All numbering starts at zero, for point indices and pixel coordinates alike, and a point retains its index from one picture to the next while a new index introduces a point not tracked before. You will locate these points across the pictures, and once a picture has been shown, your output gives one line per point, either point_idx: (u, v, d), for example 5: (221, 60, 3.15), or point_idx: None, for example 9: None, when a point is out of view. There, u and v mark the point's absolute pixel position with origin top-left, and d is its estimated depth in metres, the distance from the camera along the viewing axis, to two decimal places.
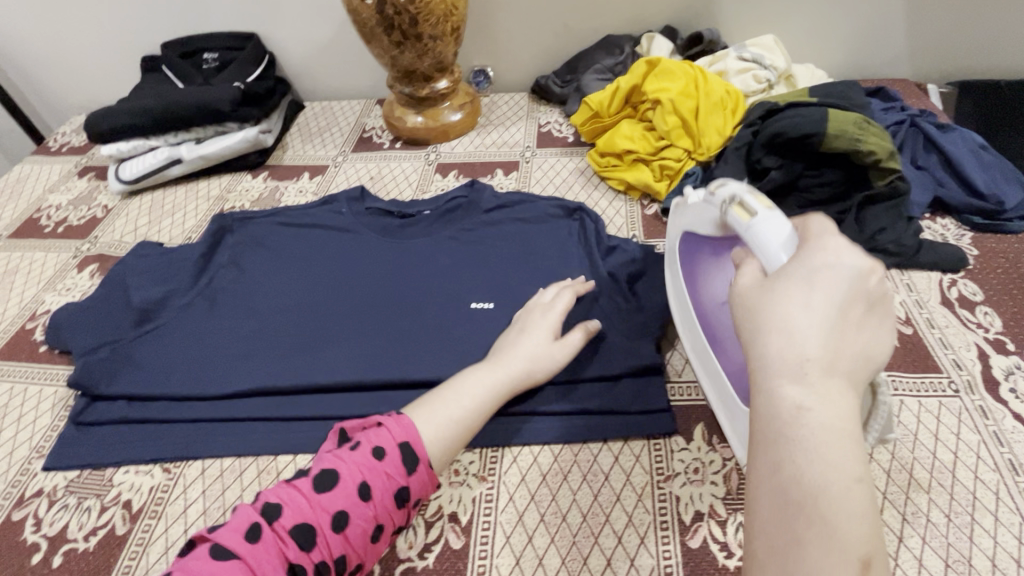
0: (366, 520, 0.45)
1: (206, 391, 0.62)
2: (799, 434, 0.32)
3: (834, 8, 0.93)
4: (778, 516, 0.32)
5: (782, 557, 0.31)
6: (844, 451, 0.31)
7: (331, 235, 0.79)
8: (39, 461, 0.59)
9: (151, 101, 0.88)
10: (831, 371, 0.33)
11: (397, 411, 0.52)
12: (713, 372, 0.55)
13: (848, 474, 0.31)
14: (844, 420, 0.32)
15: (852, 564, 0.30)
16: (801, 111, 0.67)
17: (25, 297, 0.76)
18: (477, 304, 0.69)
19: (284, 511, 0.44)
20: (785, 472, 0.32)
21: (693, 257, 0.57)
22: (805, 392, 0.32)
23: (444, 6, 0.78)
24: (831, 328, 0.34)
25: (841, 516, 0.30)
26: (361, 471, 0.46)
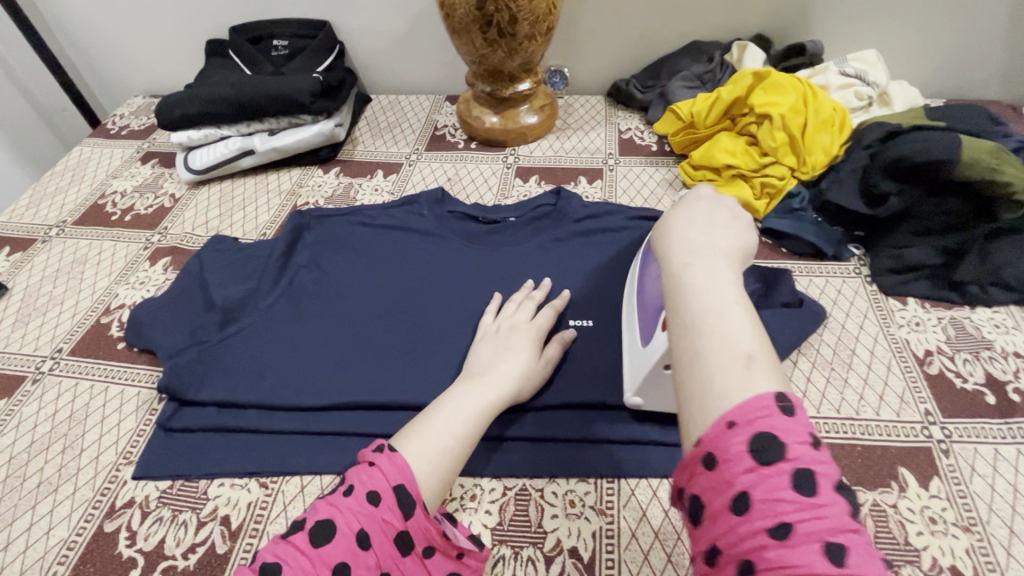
0: (370, 569, 0.39)
1: (299, 401, 0.59)
2: (687, 280, 0.39)
3: (937, 21, 0.89)
4: (681, 343, 0.36)
5: (689, 375, 0.35)
6: (721, 285, 0.38)
7: (414, 238, 0.76)
8: (128, 468, 0.56)
9: (224, 88, 0.84)
10: (710, 246, 0.42)
11: (390, 446, 0.46)
12: (631, 324, 0.59)
13: (728, 299, 0.37)
14: (722, 270, 0.39)
15: (736, 358, 0.34)
16: (928, 135, 0.64)
17: (97, 289, 0.73)
18: (574, 322, 0.65)
19: (281, 570, 0.37)
20: (679, 308, 0.38)
21: (649, 233, 0.62)
22: (686, 257, 0.41)
23: (545, 4, 0.75)
24: (705, 226, 0.44)
25: (727, 328, 0.35)
26: (359, 518, 0.40)
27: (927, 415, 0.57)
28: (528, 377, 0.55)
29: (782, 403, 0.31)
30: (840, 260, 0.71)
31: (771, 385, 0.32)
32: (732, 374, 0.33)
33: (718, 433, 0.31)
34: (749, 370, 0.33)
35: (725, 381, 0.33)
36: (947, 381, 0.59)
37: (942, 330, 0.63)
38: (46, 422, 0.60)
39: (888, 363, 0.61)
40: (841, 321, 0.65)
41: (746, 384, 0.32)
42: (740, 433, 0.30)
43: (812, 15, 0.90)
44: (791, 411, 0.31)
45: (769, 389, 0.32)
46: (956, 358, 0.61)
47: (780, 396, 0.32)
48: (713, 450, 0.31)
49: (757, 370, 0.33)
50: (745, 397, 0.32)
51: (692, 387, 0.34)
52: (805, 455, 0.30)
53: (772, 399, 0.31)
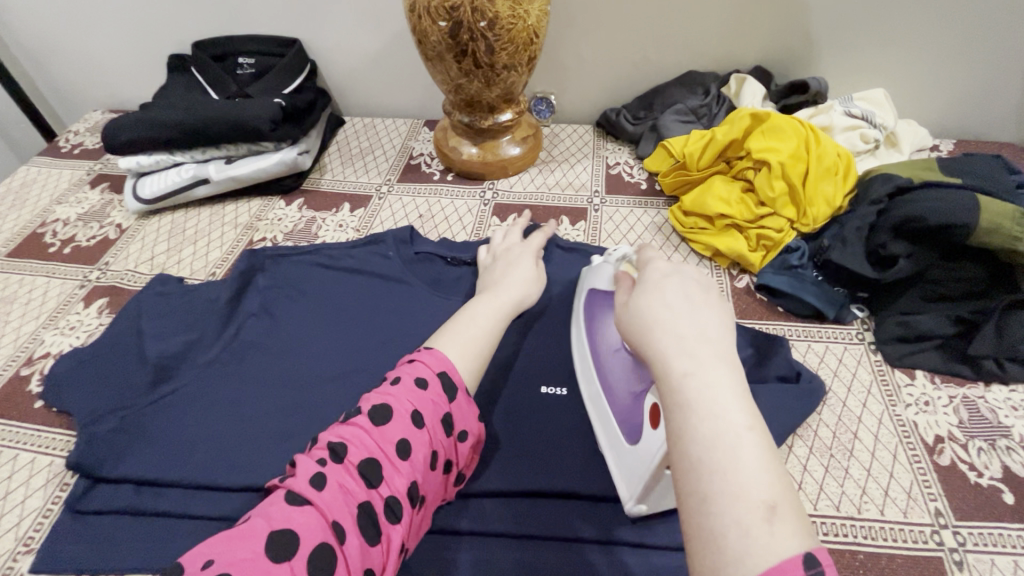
0: (426, 446, 0.42)
1: (231, 480, 0.52)
2: (689, 398, 0.32)
3: (950, 60, 0.83)
4: (688, 480, 0.30)
5: (700, 525, 0.29)
6: (729, 405, 0.32)
7: (376, 283, 0.69)
8: (26, 558, 0.49)
9: (178, 112, 0.78)
10: (705, 343, 0.35)
11: (426, 345, 0.48)
12: (602, 415, 0.53)
13: (737, 424, 0.31)
14: (725, 378, 0.33)
15: (753, 510, 0.28)
16: (941, 193, 0.58)
17: (21, 335, 0.66)
18: (548, 388, 0.59)
19: (350, 449, 0.39)
20: (683, 437, 0.32)
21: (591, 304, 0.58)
22: (685, 362, 0.34)
23: (525, 33, 0.69)
24: (692, 313, 0.37)
25: (741, 468, 0.29)
26: (413, 400, 0.42)
27: (938, 516, 0.50)
28: (534, 282, 0.60)
29: (809, 566, 0.26)
30: (842, 323, 0.65)
31: (797, 541, 0.27)
32: (752, 531, 0.27)
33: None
34: (771, 525, 0.27)
35: (744, 538, 0.27)
36: (959, 475, 0.53)
37: (953, 412, 0.57)
38: None
39: (894, 450, 0.55)
40: (842, 398, 0.59)
41: (773, 544, 0.27)
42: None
43: (815, 49, 0.84)
44: (822, 575, 0.26)
45: (797, 547, 0.27)
46: (970, 446, 0.54)
47: (808, 555, 0.26)
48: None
49: (781, 522, 0.28)
50: (768, 561, 0.26)
51: (705, 544, 0.28)
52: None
53: (799, 561, 0.26)
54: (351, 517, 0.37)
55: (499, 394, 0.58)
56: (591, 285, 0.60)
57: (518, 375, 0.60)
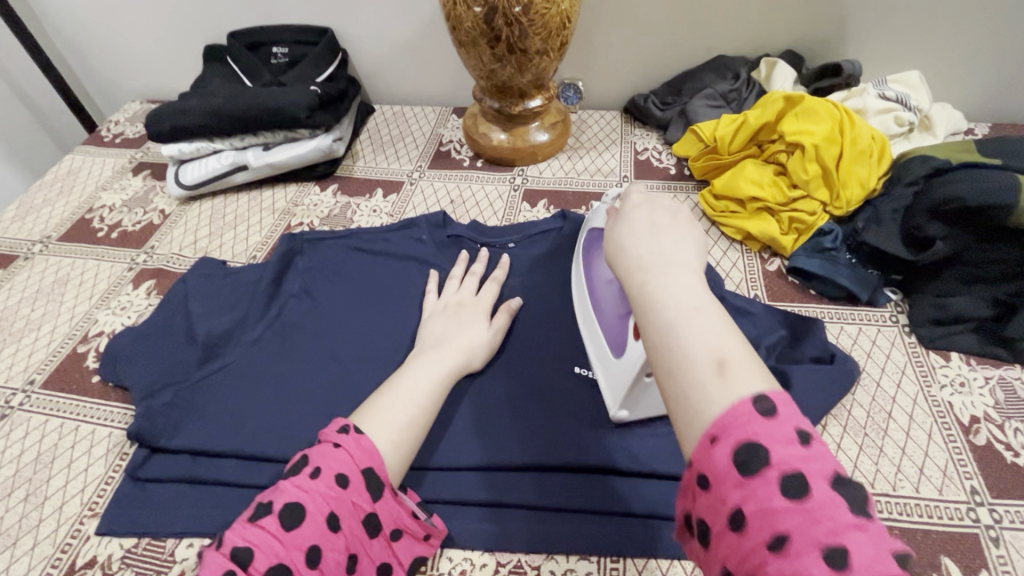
0: (339, 552, 0.40)
1: (279, 452, 0.54)
2: (647, 298, 0.34)
3: (989, 43, 0.81)
4: (654, 365, 0.32)
5: (669, 400, 0.31)
6: (681, 293, 0.33)
7: (410, 266, 0.71)
8: (92, 521, 0.52)
9: (218, 100, 0.80)
10: (661, 252, 0.37)
11: (356, 425, 0.46)
12: (593, 336, 0.59)
13: (687, 304, 0.33)
14: (682, 274, 0.35)
15: (706, 369, 0.30)
16: (981, 175, 0.58)
17: (76, 314, 0.69)
18: (581, 370, 0.60)
19: (255, 555, 0.38)
20: (645, 329, 0.34)
21: (589, 239, 0.64)
22: (643, 272, 0.36)
23: (558, 18, 0.70)
24: (650, 231, 0.39)
25: (694, 338, 0.31)
26: (329, 501, 0.41)
27: (974, 494, 0.50)
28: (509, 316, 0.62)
29: (761, 406, 0.28)
30: (875, 305, 0.65)
31: (751, 386, 0.29)
32: (707, 388, 0.29)
33: (701, 450, 0.29)
34: (721, 377, 0.29)
35: (703, 396, 0.29)
36: (995, 454, 0.53)
37: (989, 393, 0.57)
38: (11, 464, 0.56)
39: (929, 429, 0.55)
40: (876, 378, 0.59)
41: (726, 395, 0.29)
42: (723, 446, 0.28)
43: (847, 32, 0.83)
44: (775, 411, 0.28)
45: (748, 391, 0.29)
46: (1006, 427, 0.54)
47: (758, 398, 0.28)
48: (703, 470, 0.28)
49: (732, 376, 0.29)
50: (722, 408, 0.29)
51: (673, 409, 0.31)
52: (791, 456, 0.27)
53: (749, 403, 0.28)
54: None
55: (535, 372, 0.59)
56: (590, 225, 0.65)
57: (553, 356, 0.61)
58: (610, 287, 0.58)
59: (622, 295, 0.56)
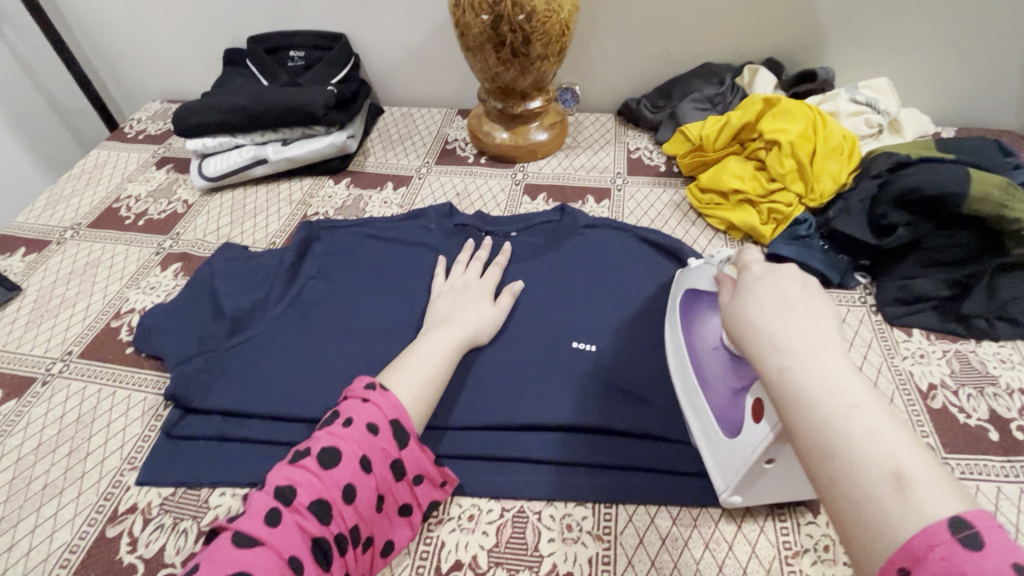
0: (371, 490, 0.46)
1: (302, 413, 0.59)
2: (793, 390, 0.35)
3: (952, 53, 0.89)
4: (816, 470, 0.33)
5: (838, 511, 0.32)
6: (834, 390, 0.34)
7: (419, 251, 0.76)
8: (131, 473, 0.57)
9: (241, 99, 0.86)
10: (800, 333, 0.37)
11: (381, 385, 0.52)
12: (698, 410, 0.55)
13: (844, 403, 0.33)
14: (833, 367, 0.35)
15: (883, 485, 0.30)
16: (937, 168, 0.65)
17: (108, 293, 0.74)
18: (578, 343, 0.65)
19: (298, 490, 0.44)
20: (799, 428, 0.34)
21: (690, 301, 0.61)
22: (782, 356, 0.36)
23: (558, 26, 0.76)
24: (784, 307, 0.39)
25: (861, 447, 0.31)
26: (362, 446, 0.47)
27: (929, 449, 0.56)
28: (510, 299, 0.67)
29: (961, 535, 0.27)
30: (846, 288, 0.71)
31: (942, 508, 0.28)
32: (887, 506, 0.30)
33: None
34: (901, 495, 0.30)
35: (883, 514, 0.29)
36: (950, 416, 0.59)
37: (946, 363, 0.63)
38: (54, 425, 0.61)
39: (891, 394, 0.61)
40: (845, 351, 0.65)
41: (910, 516, 0.29)
42: None
43: (823, 41, 0.90)
44: (981, 545, 0.27)
45: (940, 514, 0.28)
46: (960, 393, 0.60)
47: (958, 524, 0.28)
48: None
49: (913, 492, 0.29)
50: (911, 533, 0.28)
51: (842, 519, 0.31)
52: None
53: (945, 531, 0.27)
54: (305, 550, 0.42)
55: (536, 344, 0.65)
56: (690, 284, 0.62)
57: (552, 330, 0.66)
58: (717, 355, 0.55)
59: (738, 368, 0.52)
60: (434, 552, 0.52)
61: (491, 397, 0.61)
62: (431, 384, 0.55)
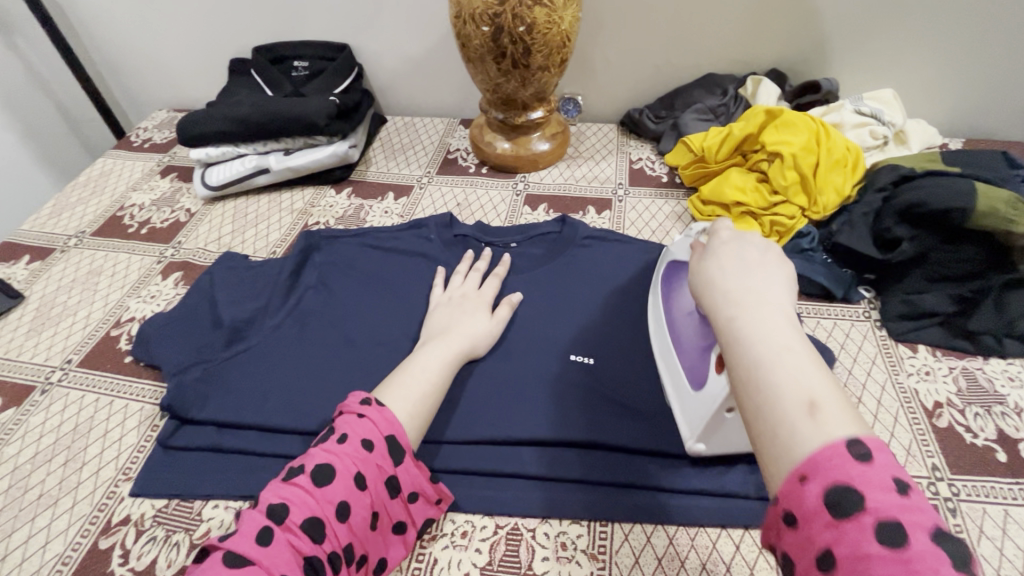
0: (365, 508, 0.46)
1: (297, 425, 0.59)
2: (735, 334, 0.38)
3: (959, 64, 0.88)
4: (742, 399, 0.36)
5: (757, 435, 0.34)
6: (771, 332, 0.37)
7: (418, 261, 0.76)
8: (126, 484, 0.57)
9: (245, 109, 0.87)
10: (751, 289, 0.40)
11: (377, 400, 0.51)
12: (671, 368, 0.59)
13: (777, 342, 0.36)
14: (774, 315, 0.38)
15: (797, 409, 0.33)
16: (943, 181, 0.64)
17: (109, 302, 0.75)
18: (575, 357, 0.64)
19: (291, 509, 0.43)
20: (735, 364, 0.37)
21: (669, 271, 0.64)
22: (732, 307, 0.39)
23: (559, 37, 0.76)
24: (742, 269, 0.42)
25: (784, 378, 0.34)
26: (356, 463, 0.46)
27: (934, 470, 0.55)
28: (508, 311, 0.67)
29: (855, 451, 0.30)
30: (850, 302, 0.70)
31: (844, 431, 0.31)
32: (797, 427, 0.32)
33: (792, 489, 0.31)
34: (811, 418, 0.32)
35: (793, 433, 0.32)
36: (956, 435, 0.57)
37: (952, 381, 0.61)
38: (52, 434, 0.61)
39: (895, 412, 0.60)
40: (848, 367, 0.64)
41: (815, 435, 0.32)
42: (813, 487, 0.30)
43: (827, 52, 0.90)
44: (870, 460, 0.30)
45: (840, 436, 0.31)
46: (966, 411, 0.59)
47: (853, 443, 0.31)
48: (792, 510, 0.31)
49: (823, 417, 0.32)
50: (813, 449, 0.31)
51: (759, 441, 0.34)
52: (888, 504, 0.29)
53: (844, 448, 0.31)
54: (297, 569, 0.41)
55: (534, 357, 0.64)
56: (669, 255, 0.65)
57: (550, 343, 0.66)
58: (689, 318, 0.58)
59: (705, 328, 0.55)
60: (426, 569, 0.51)
61: (487, 411, 0.60)
62: (426, 398, 0.55)
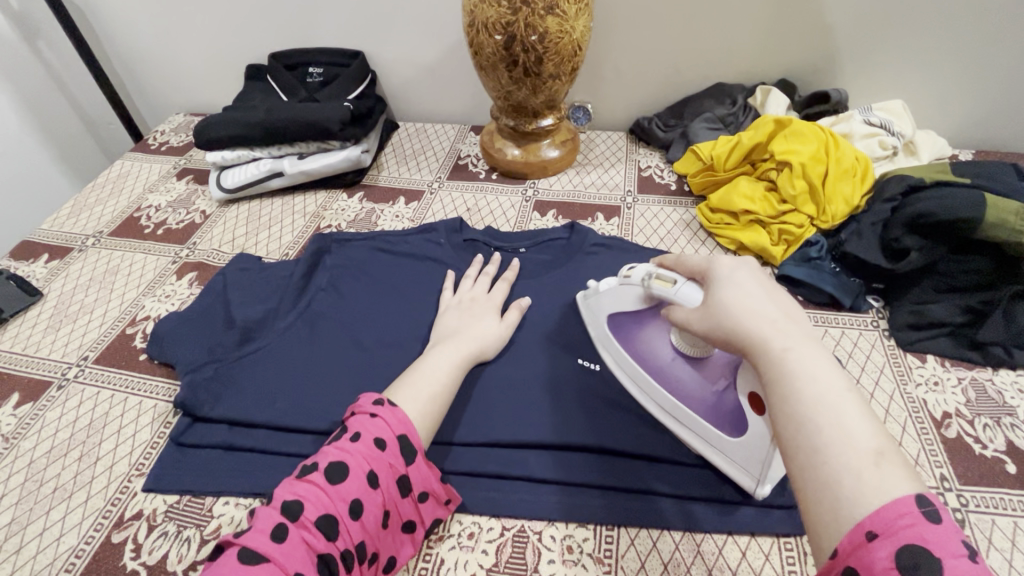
0: (377, 506, 0.46)
1: (307, 424, 0.60)
2: (791, 371, 0.39)
3: (970, 76, 0.88)
4: (795, 434, 0.37)
5: (812, 474, 0.35)
6: (826, 376, 0.38)
7: (428, 265, 0.77)
8: (138, 480, 0.58)
9: (260, 113, 0.89)
10: (795, 328, 0.42)
11: (389, 400, 0.52)
12: (689, 422, 0.56)
13: (834, 387, 0.38)
14: (822, 359, 0.40)
15: (863, 457, 0.34)
16: (952, 192, 0.64)
17: (125, 300, 0.76)
18: (583, 361, 0.65)
19: (305, 505, 0.44)
20: (790, 402, 0.38)
21: (619, 326, 0.62)
22: (783, 343, 0.40)
23: (571, 46, 0.77)
24: (778, 304, 0.43)
25: (847, 423, 0.36)
26: (368, 461, 0.47)
27: (942, 480, 0.55)
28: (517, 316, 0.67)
29: (925, 510, 0.31)
30: (857, 311, 0.70)
31: (909, 484, 0.33)
32: (862, 473, 0.34)
33: (858, 545, 0.31)
34: (877, 467, 0.34)
35: (859, 480, 0.33)
36: (965, 446, 0.57)
37: (961, 392, 0.61)
38: (67, 429, 0.63)
39: (903, 422, 0.60)
40: (856, 377, 0.64)
41: (882, 484, 0.33)
42: (883, 545, 0.31)
43: (837, 63, 0.90)
44: (939, 521, 0.31)
45: (908, 489, 0.32)
46: (976, 422, 0.59)
47: (921, 499, 0.32)
48: (857, 565, 0.31)
49: (886, 467, 0.34)
50: (882, 503, 0.32)
51: (817, 484, 0.35)
52: (963, 571, 0.29)
53: (914, 503, 0.32)
54: (310, 566, 0.42)
55: (542, 361, 0.65)
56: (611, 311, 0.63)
57: (558, 348, 0.66)
58: (681, 363, 0.57)
59: (709, 370, 0.56)
60: (433, 569, 0.52)
61: (494, 414, 0.61)
62: (435, 399, 0.55)
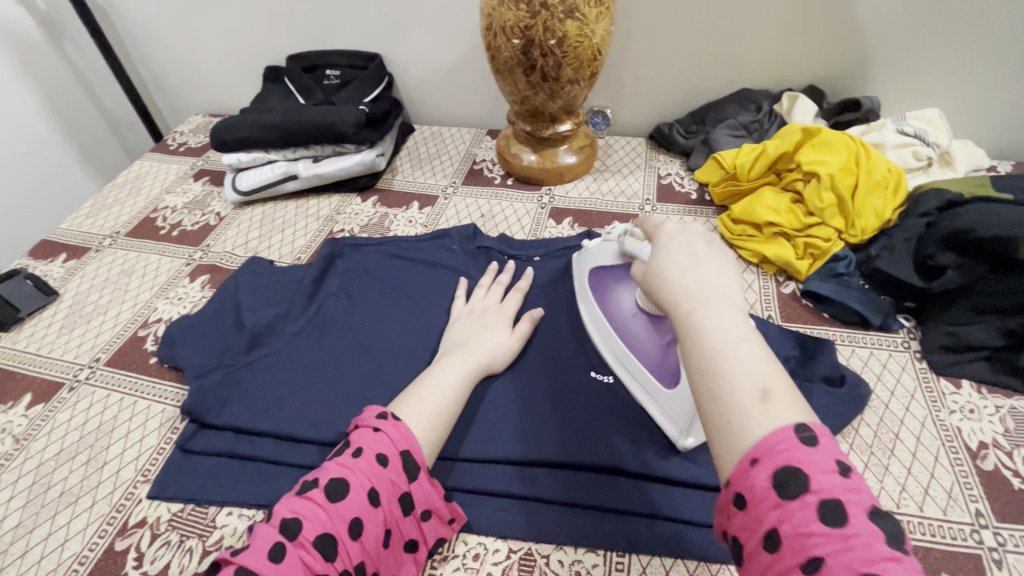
0: (377, 525, 0.45)
1: (313, 434, 0.59)
2: (693, 326, 0.37)
3: (1012, 83, 0.84)
4: (696, 385, 0.35)
5: (710, 423, 0.34)
6: (728, 325, 0.36)
7: (440, 272, 0.76)
8: (143, 486, 0.58)
9: (276, 116, 0.88)
10: (706, 282, 0.39)
11: (393, 414, 0.51)
12: (635, 373, 0.60)
13: (735, 335, 0.35)
14: (727, 309, 0.37)
15: (752, 397, 0.33)
16: (991, 208, 0.61)
17: (138, 302, 0.76)
18: (597, 374, 0.63)
19: (304, 523, 0.43)
20: (692, 356, 0.36)
21: (598, 277, 0.65)
22: (691, 301, 0.38)
23: (590, 51, 0.75)
24: (693, 261, 0.41)
25: (740, 369, 0.34)
26: (370, 478, 0.46)
27: (977, 516, 0.51)
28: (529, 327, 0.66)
29: (803, 435, 0.31)
30: (889, 331, 0.67)
31: (792, 418, 0.32)
32: (751, 415, 0.32)
33: (742, 471, 0.32)
34: (766, 407, 0.33)
35: (747, 420, 0.32)
36: (1002, 479, 0.54)
37: (999, 421, 0.58)
38: (76, 431, 0.63)
39: (935, 451, 0.56)
40: (885, 401, 0.61)
41: (767, 422, 0.32)
42: (763, 469, 0.31)
43: (870, 68, 0.86)
44: (816, 442, 0.31)
45: (789, 422, 0.32)
46: (1014, 454, 0.55)
47: (801, 428, 0.32)
48: (741, 490, 0.31)
49: (775, 405, 0.33)
50: (765, 433, 0.32)
51: (713, 429, 0.34)
52: (833, 485, 0.30)
53: (792, 433, 0.31)
54: None
55: (554, 375, 0.63)
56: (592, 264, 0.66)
57: (571, 361, 0.64)
58: (638, 319, 0.60)
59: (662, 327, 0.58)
60: None
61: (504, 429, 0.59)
62: (442, 414, 0.54)
